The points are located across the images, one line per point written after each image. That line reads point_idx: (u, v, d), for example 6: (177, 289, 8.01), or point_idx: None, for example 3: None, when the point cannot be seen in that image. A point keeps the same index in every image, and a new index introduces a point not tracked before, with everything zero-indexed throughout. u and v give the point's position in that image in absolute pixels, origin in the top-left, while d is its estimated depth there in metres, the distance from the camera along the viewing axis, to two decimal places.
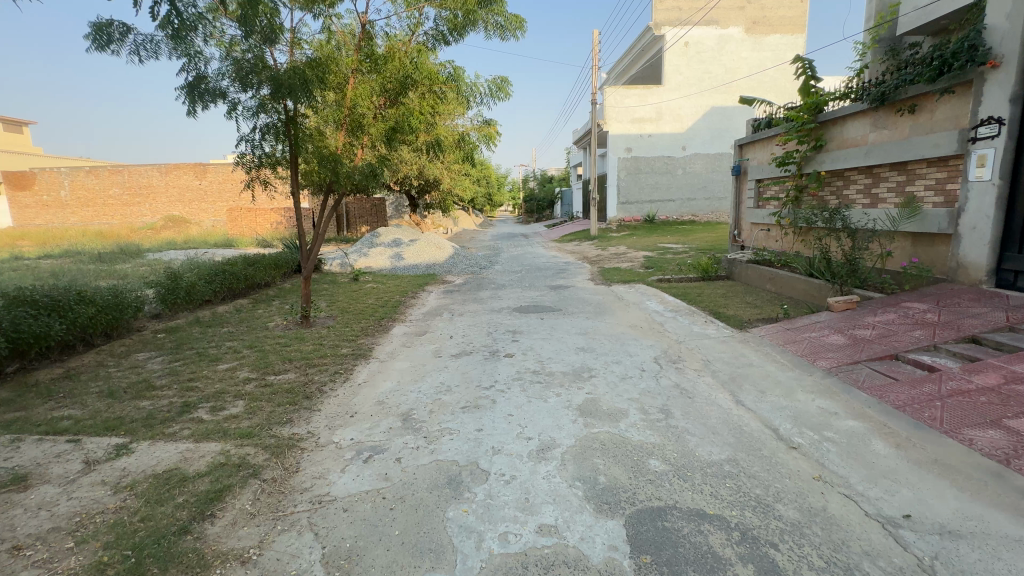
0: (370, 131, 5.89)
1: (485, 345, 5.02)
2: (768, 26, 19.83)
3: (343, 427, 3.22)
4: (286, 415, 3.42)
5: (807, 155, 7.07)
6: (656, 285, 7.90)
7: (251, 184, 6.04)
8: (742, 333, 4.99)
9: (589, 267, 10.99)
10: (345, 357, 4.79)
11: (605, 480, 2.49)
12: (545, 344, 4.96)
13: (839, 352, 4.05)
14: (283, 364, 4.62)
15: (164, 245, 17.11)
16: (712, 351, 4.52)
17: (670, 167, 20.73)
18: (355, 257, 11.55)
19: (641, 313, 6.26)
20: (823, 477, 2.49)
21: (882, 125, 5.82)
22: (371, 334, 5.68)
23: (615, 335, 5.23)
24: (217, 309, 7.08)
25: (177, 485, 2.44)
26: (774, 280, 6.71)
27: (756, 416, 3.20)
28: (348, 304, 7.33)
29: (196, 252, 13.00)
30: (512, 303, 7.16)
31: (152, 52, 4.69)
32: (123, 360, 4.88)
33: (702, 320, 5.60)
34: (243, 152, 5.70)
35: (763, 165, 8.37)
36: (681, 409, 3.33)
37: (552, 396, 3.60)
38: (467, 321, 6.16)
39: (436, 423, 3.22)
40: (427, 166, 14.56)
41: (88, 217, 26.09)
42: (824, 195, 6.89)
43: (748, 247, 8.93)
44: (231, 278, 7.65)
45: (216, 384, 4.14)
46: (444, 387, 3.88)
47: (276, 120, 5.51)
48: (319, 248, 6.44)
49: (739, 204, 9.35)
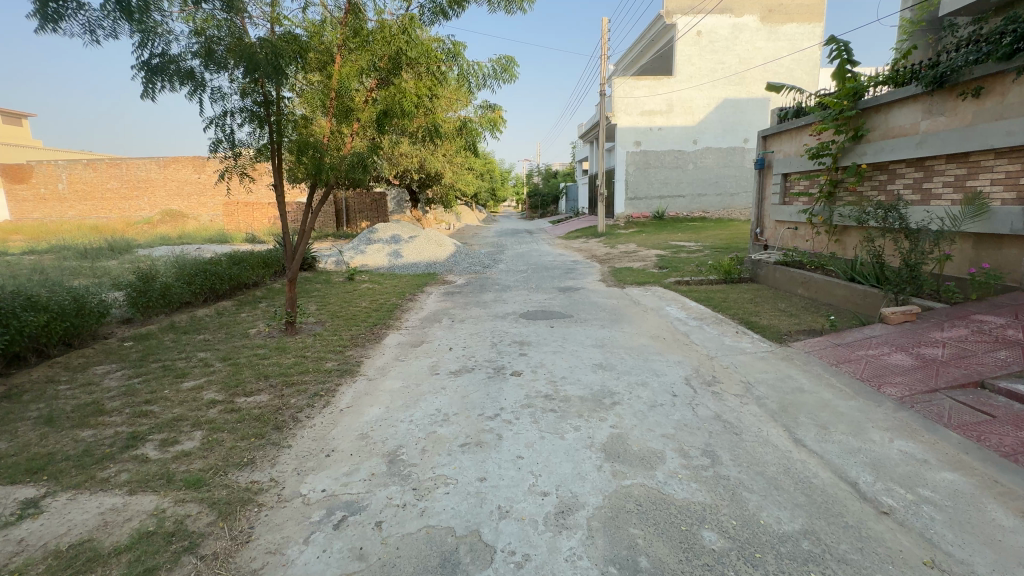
0: (361, 118, 5.34)
1: (488, 359, 4.43)
2: (784, 15, 19.02)
3: (315, 473, 2.62)
4: (246, 455, 2.82)
5: (845, 146, 6.42)
6: (674, 288, 7.26)
7: (227, 176, 5.45)
8: (782, 347, 4.37)
9: (598, 267, 10.37)
10: (329, 374, 4.20)
11: (648, 564, 1.88)
12: (557, 359, 4.34)
13: (908, 376, 3.41)
14: (256, 383, 4.01)
15: (157, 241, 16.53)
16: (753, 372, 3.89)
17: (681, 161, 20.03)
18: (351, 255, 10.95)
19: (662, 321, 5.62)
20: (935, 564, 1.87)
21: (938, 111, 5.17)
22: (361, 344, 5.08)
23: (636, 348, 4.62)
24: (195, 313, 6.47)
25: (82, 571, 1.86)
26: (809, 285, 6.07)
27: (825, 463, 2.59)
28: (340, 308, 6.73)
29: (185, 249, 12.37)
30: (518, 308, 6.56)
31: (106, 30, 4.02)
32: (78, 375, 4.27)
33: (733, 331, 4.97)
34: (214, 141, 5.07)
35: (791, 157, 7.71)
36: (728, 452, 2.72)
37: (569, 430, 2.99)
38: (469, 329, 5.55)
39: (429, 469, 2.63)
40: (429, 159, 13.90)
41: (85, 212, 25.52)
42: (864, 190, 6.25)
43: (772, 247, 8.27)
44: (213, 280, 7.04)
45: (174, 409, 3.53)
46: (441, 416, 3.27)
47: (255, 104, 5.05)
48: (305, 248, 5.81)
49: (763, 200, 8.70)
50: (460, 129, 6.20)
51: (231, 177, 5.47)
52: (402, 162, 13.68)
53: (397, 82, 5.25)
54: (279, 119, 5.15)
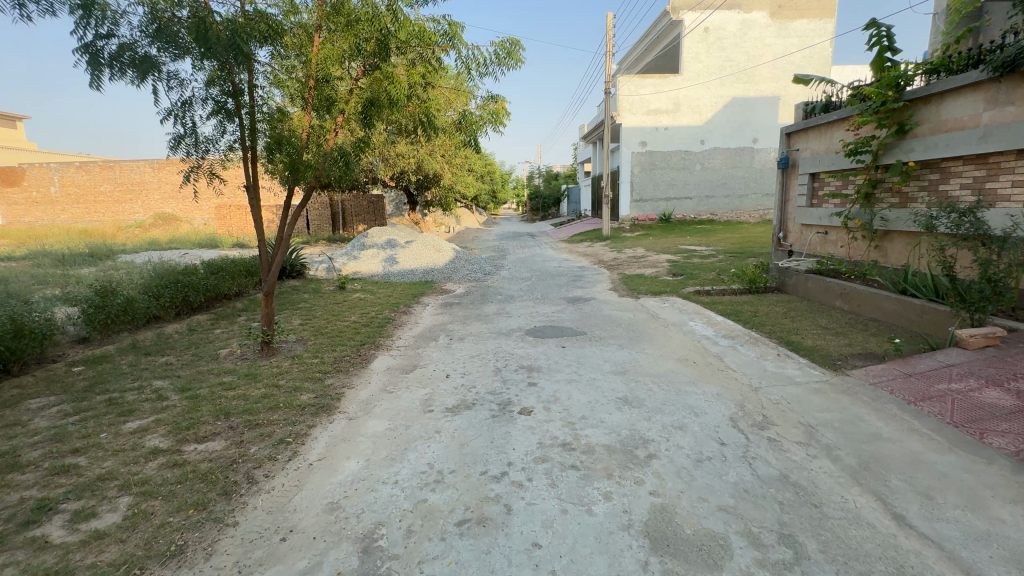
0: (345, 110, 4.76)
1: (492, 390, 3.75)
2: (795, 10, 18.37)
3: (262, 572, 1.95)
4: (176, 540, 2.15)
5: (888, 142, 5.77)
6: (695, 300, 6.60)
7: (192, 176, 4.71)
8: (838, 376, 3.70)
9: (608, 274, 9.71)
10: (302, 410, 3.53)
11: None
12: (573, 390, 3.67)
13: (1016, 423, 2.74)
14: (212, 424, 3.33)
15: (145, 246, 15.85)
16: (812, 411, 3.22)
17: (688, 162, 19.39)
18: (343, 261, 10.31)
19: (688, 340, 4.94)
20: None
21: (1005, 100, 4.54)
22: (344, 369, 4.40)
23: (664, 377, 3.95)
24: (163, 330, 5.80)
25: None
26: (851, 297, 5.41)
27: (949, 558, 1.92)
28: (325, 323, 6.05)
29: (169, 255, 11.67)
30: (524, 323, 5.89)
31: (40, 5, 3.32)
32: (5, 412, 3.59)
33: (774, 354, 4.30)
34: (175, 136, 4.41)
35: (820, 155, 7.07)
36: (814, 538, 2.05)
37: (598, 500, 2.32)
38: (469, 349, 4.88)
39: (416, 565, 1.95)
40: (426, 160, 13.23)
41: (77, 215, 24.86)
42: (911, 190, 5.59)
43: (799, 253, 7.61)
44: (186, 292, 6.36)
45: (103, 463, 2.85)
46: (434, 474, 2.60)
47: (220, 93, 4.43)
48: (283, 257, 5.11)
49: (787, 202, 8.05)
50: (459, 122, 5.53)
51: (197, 179, 4.74)
52: (399, 163, 13.01)
53: (383, 67, 4.64)
54: (249, 109, 4.58)
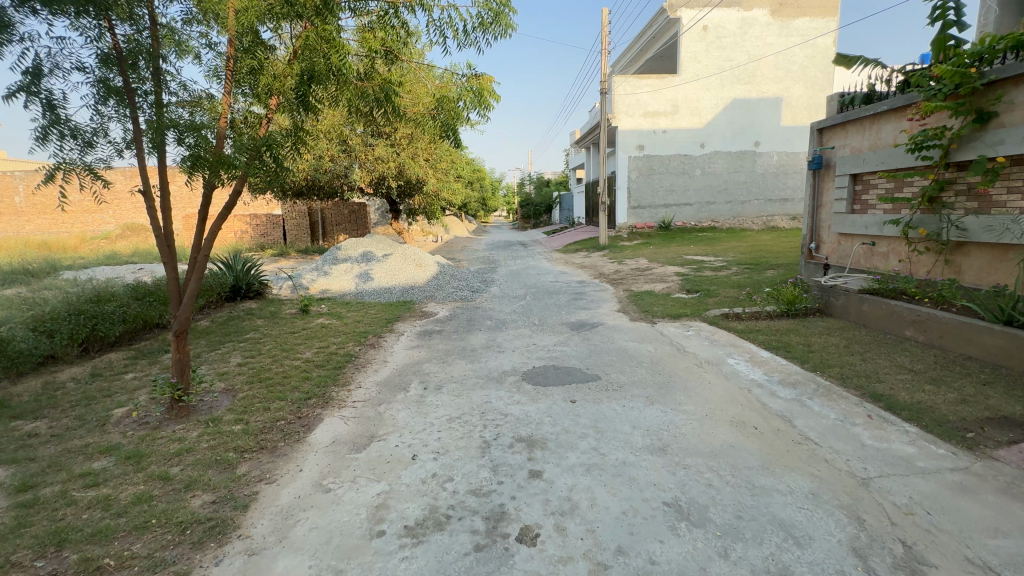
0: (276, 87, 3.57)
1: (476, 488, 2.53)
2: (796, 9, 17.52)
3: None
4: None
5: (965, 133, 4.70)
6: (726, 326, 5.46)
7: (65, 179, 3.42)
8: (981, 462, 2.54)
9: (612, 290, 8.57)
10: (179, 533, 2.27)
11: None
12: (597, 489, 2.47)
13: None
14: (27, 569, 2.07)
15: (101, 260, 14.45)
16: (977, 534, 2.06)
17: (688, 166, 18.43)
18: (311, 278, 9.09)
19: (734, 389, 3.76)
20: None
21: None
22: (271, 443, 3.17)
23: (723, 458, 2.75)
24: (55, 377, 4.50)
25: None
26: (931, 326, 4.32)
27: None
28: (269, 362, 4.81)
29: (116, 271, 10.32)
30: (520, 360, 4.70)
31: None
32: None
33: (865, 416, 3.12)
34: (39, 125, 3.18)
35: (863, 153, 6.00)
36: None
37: None
38: (447, 405, 3.67)
39: None
40: (408, 164, 12.03)
41: (44, 226, 23.35)
42: (998, 193, 4.51)
43: (836, 266, 6.55)
44: (94, 324, 5.07)
45: None
46: None
47: (105, 65, 3.23)
48: (196, 285, 3.79)
49: (819, 207, 6.96)
50: (434, 112, 4.31)
51: (71, 183, 3.47)
52: (377, 167, 11.83)
53: (322, 27, 3.43)
54: (150, 88, 3.39)
